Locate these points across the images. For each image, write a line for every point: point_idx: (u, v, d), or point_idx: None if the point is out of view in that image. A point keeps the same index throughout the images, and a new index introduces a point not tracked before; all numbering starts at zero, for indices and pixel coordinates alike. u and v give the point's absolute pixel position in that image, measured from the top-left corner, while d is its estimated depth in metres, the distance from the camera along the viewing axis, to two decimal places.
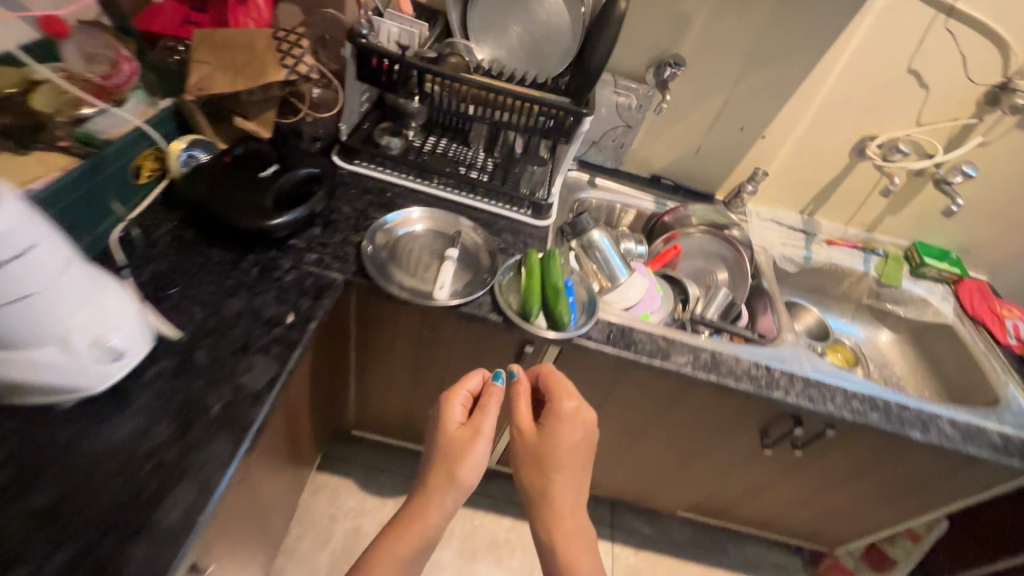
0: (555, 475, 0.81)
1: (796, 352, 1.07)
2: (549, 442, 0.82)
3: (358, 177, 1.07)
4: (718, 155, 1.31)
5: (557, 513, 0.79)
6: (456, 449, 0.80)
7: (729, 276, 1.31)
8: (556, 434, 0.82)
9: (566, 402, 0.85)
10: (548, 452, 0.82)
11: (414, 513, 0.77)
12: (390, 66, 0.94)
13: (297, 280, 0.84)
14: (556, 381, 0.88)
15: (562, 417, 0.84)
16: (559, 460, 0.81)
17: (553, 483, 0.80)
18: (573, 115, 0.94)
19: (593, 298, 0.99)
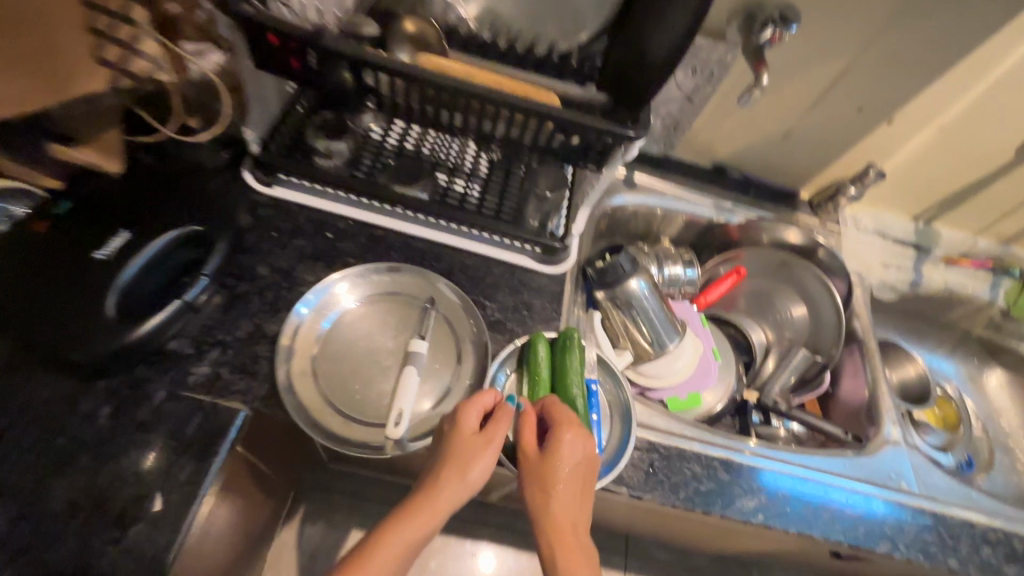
0: (558, 494, 0.55)
1: (902, 463, 0.78)
2: (553, 464, 0.56)
3: (284, 207, 0.72)
4: (814, 144, 0.91)
5: (561, 542, 0.55)
6: (453, 465, 0.55)
7: (807, 313, 0.95)
8: (560, 457, 0.56)
9: (569, 430, 0.58)
10: (553, 471, 0.56)
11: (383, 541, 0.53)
12: (299, 49, 0.55)
13: (174, 425, 0.55)
14: (559, 406, 0.60)
15: (569, 444, 0.57)
16: (566, 484, 0.56)
17: (556, 505, 0.55)
18: (608, 140, 0.57)
19: (625, 430, 0.67)
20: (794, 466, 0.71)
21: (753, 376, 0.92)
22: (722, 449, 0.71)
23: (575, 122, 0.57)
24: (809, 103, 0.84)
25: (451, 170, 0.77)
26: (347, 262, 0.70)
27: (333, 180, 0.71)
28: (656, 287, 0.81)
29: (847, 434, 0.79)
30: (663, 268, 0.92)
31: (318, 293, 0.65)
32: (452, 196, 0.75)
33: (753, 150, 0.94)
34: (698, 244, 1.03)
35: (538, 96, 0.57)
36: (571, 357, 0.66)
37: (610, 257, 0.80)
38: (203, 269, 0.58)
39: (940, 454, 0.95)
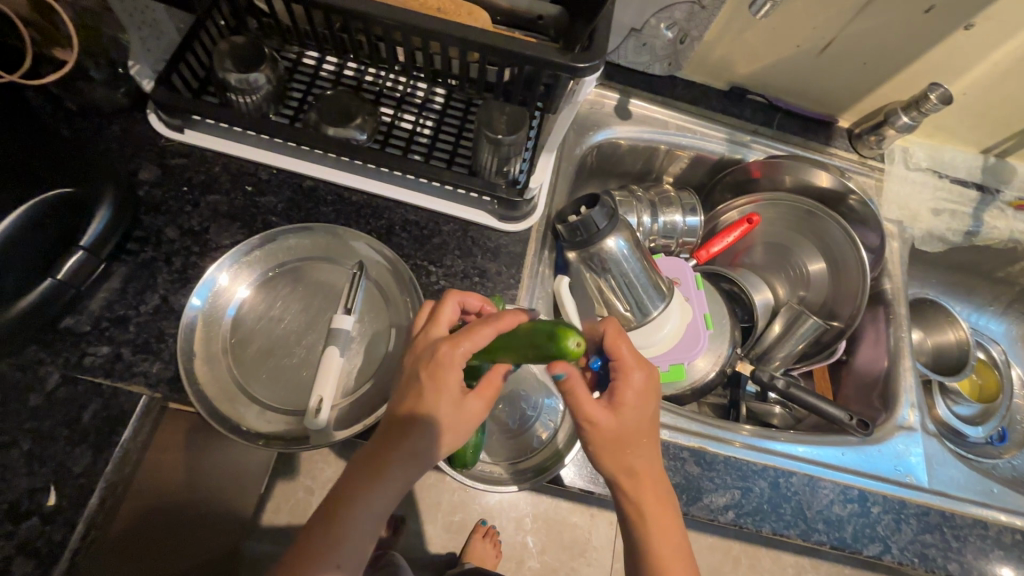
0: (627, 434, 0.50)
1: (909, 449, 0.68)
2: (627, 422, 0.50)
3: (198, 156, 0.62)
4: (863, 53, 0.72)
5: (642, 493, 0.51)
6: (459, 423, 0.49)
7: (827, 268, 0.81)
8: (627, 413, 0.50)
9: (639, 372, 0.51)
10: (627, 430, 0.50)
11: (388, 458, 0.47)
12: None
13: (68, 413, 0.50)
14: (615, 339, 0.52)
15: (640, 395, 0.51)
16: (641, 437, 0.51)
17: (634, 457, 0.50)
18: (562, 74, 0.44)
19: None
20: (778, 456, 0.63)
21: (751, 343, 0.80)
22: (696, 433, 0.62)
23: (505, 49, 0.43)
24: (855, 4, 0.65)
25: (397, 104, 0.65)
26: (269, 221, 0.61)
27: (243, 123, 0.58)
28: (639, 244, 0.68)
29: (851, 418, 0.67)
30: (658, 217, 0.77)
31: (210, 279, 0.56)
32: (397, 134, 0.63)
33: (784, 65, 0.77)
34: (706, 185, 0.87)
35: (456, 13, 0.44)
36: None
37: (584, 209, 0.65)
38: (79, 242, 0.52)
39: (969, 428, 0.83)
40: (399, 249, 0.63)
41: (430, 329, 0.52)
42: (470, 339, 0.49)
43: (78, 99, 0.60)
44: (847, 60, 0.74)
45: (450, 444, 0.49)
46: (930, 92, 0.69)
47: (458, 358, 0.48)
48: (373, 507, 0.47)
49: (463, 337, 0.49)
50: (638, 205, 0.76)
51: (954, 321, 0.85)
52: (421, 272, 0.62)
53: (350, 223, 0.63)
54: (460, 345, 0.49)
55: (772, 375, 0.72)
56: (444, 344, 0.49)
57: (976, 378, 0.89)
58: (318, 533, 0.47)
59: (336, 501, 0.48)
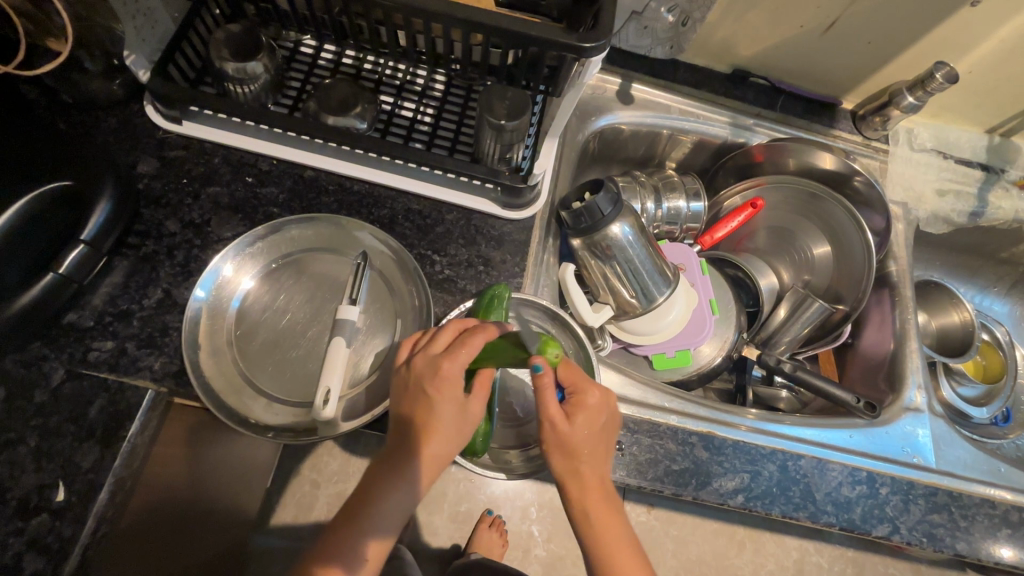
0: (577, 445, 0.51)
1: (916, 430, 0.68)
2: (573, 434, 0.51)
3: (197, 148, 0.62)
4: (867, 33, 0.72)
5: (588, 501, 0.51)
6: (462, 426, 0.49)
7: (832, 252, 0.81)
8: (579, 427, 0.51)
9: (593, 393, 0.52)
10: (578, 442, 0.51)
11: (399, 466, 0.48)
12: None
13: (75, 409, 0.50)
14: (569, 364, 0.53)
15: (592, 411, 0.52)
16: (588, 449, 0.52)
17: (583, 466, 0.51)
18: (565, 54, 0.43)
19: None
20: (786, 440, 0.63)
21: (757, 328, 0.80)
22: (703, 419, 0.62)
23: (508, 30, 0.42)
24: None
25: (397, 91, 0.64)
26: (271, 212, 0.61)
27: (242, 113, 0.57)
28: (644, 230, 0.68)
29: (858, 400, 0.67)
30: (662, 203, 0.77)
31: (213, 271, 0.55)
32: (398, 122, 0.63)
33: (787, 47, 0.76)
34: (708, 169, 0.87)
35: None
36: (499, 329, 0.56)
37: (588, 196, 0.64)
38: (80, 236, 0.51)
39: (973, 409, 0.83)
40: (401, 239, 0.62)
41: (428, 345, 0.51)
42: (466, 349, 0.49)
43: (75, 92, 0.59)
44: (851, 41, 0.73)
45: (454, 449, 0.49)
46: (936, 71, 0.68)
47: (456, 369, 0.48)
48: (388, 514, 0.48)
49: (459, 349, 0.49)
50: (642, 190, 0.76)
51: (959, 303, 0.85)
52: (424, 262, 0.62)
53: (353, 213, 0.62)
54: (457, 357, 0.48)
55: (778, 359, 0.71)
56: (444, 360, 0.48)
57: (980, 360, 0.89)
58: (340, 540, 0.48)
59: (350, 509, 0.49)
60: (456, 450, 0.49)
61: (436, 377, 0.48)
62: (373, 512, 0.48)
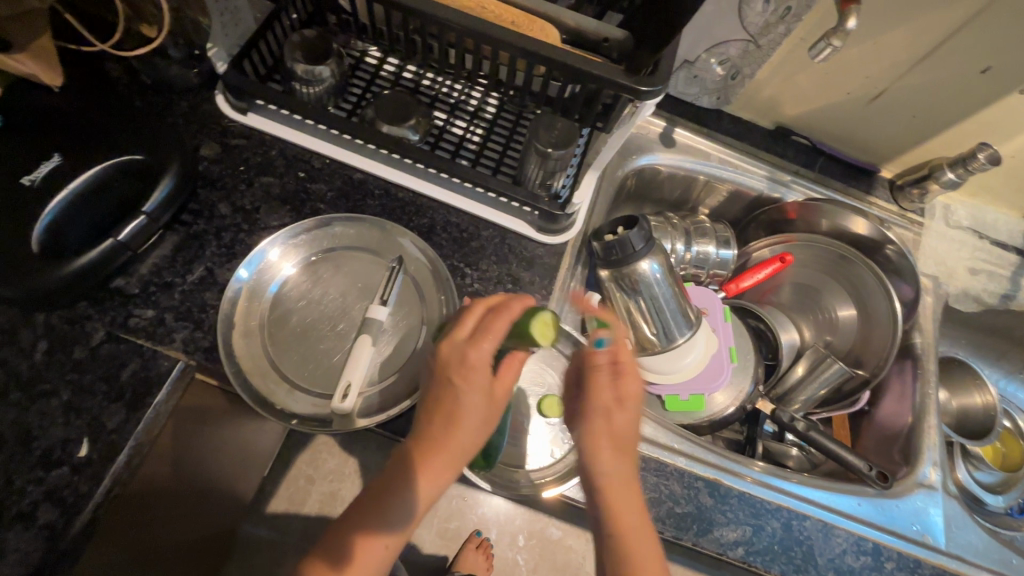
0: (599, 438, 0.51)
1: (927, 508, 0.67)
2: (596, 413, 0.52)
3: (258, 139, 0.65)
4: (912, 107, 0.73)
5: (605, 493, 0.50)
6: (498, 399, 0.52)
7: (857, 315, 0.81)
8: (612, 419, 0.51)
9: (634, 384, 0.53)
10: (614, 424, 0.51)
11: (442, 447, 0.50)
12: None
13: (108, 369, 0.52)
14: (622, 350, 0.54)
15: (621, 396, 0.52)
16: (608, 434, 0.51)
17: (598, 463, 0.50)
18: (619, 93, 0.46)
19: None
20: (793, 499, 0.62)
21: (773, 382, 0.80)
22: (713, 465, 0.62)
23: (570, 65, 0.45)
24: (911, 57, 0.66)
25: (450, 109, 0.67)
26: (317, 208, 0.63)
27: (305, 112, 0.61)
28: (672, 270, 0.69)
29: (870, 469, 0.66)
30: (691, 245, 0.78)
31: (259, 252, 0.58)
32: (448, 138, 0.65)
33: (830, 111, 0.78)
34: (740, 220, 0.88)
35: (528, 27, 0.45)
36: None
37: (621, 230, 0.66)
38: (142, 207, 0.53)
39: (989, 496, 0.81)
40: (437, 249, 0.64)
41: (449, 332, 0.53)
42: (491, 334, 0.51)
43: (154, 74, 0.63)
44: (896, 112, 0.74)
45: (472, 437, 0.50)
46: (980, 151, 0.70)
47: (482, 356, 0.50)
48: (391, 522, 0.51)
49: (485, 336, 0.51)
50: (674, 232, 0.77)
51: (983, 385, 0.84)
52: (457, 274, 0.64)
53: (394, 218, 0.64)
54: (482, 345, 0.51)
55: (792, 416, 0.71)
56: (469, 348, 0.50)
57: (1000, 446, 0.87)
58: (333, 542, 0.51)
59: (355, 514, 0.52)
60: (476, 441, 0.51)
61: (465, 365, 0.50)
62: (394, 503, 0.51)
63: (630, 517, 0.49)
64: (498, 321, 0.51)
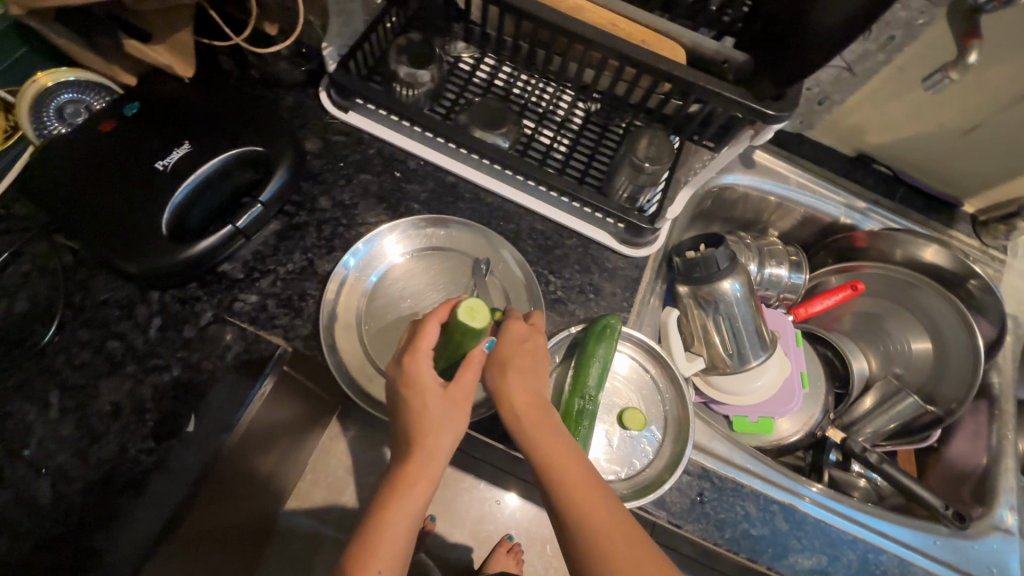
0: (515, 378, 0.51)
1: (1004, 552, 0.65)
2: (525, 394, 0.50)
3: (355, 137, 0.67)
4: (1005, 144, 0.72)
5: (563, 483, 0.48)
6: (458, 403, 0.50)
7: (933, 350, 0.79)
8: (512, 358, 0.51)
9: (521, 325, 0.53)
10: (506, 356, 0.51)
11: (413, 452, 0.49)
12: None
13: (214, 350, 0.54)
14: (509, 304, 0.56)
15: (516, 363, 0.51)
16: (539, 415, 0.50)
17: (542, 446, 0.49)
18: (741, 116, 0.47)
19: (679, 451, 0.59)
20: (868, 531, 0.61)
21: (841, 410, 0.79)
22: (789, 488, 0.61)
23: (696, 86, 0.46)
24: (1014, 94, 0.66)
25: (539, 119, 0.68)
26: (410, 207, 0.65)
27: (406, 115, 0.63)
28: (751, 291, 0.69)
29: (946, 506, 0.64)
30: (764, 268, 0.78)
31: (368, 243, 0.61)
32: (536, 147, 0.67)
33: (916, 142, 0.77)
34: (812, 245, 0.87)
35: (658, 46, 0.46)
36: (596, 357, 0.58)
37: (704, 248, 0.67)
38: (259, 197, 0.55)
39: None
40: (522, 255, 0.65)
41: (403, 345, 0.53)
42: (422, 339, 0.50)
43: (264, 70, 0.66)
44: (989, 148, 0.73)
45: (441, 437, 0.49)
46: None
47: (424, 361, 0.50)
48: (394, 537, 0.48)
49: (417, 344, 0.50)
50: (748, 252, 0.77)
51: None
52: (541, 280, 0.65)
53: (483, 222, 0.66)
54: (420, 346, 0.51)
55: (866, 448, 0.69)
56: (408, 358, 0.50)
57: None
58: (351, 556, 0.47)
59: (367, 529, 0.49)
60: (443, 443, 0.49)
61: (408, 366, 0.50)
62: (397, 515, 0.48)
63: (569, 467, 0.48)
64: (431, 321, 0.51)
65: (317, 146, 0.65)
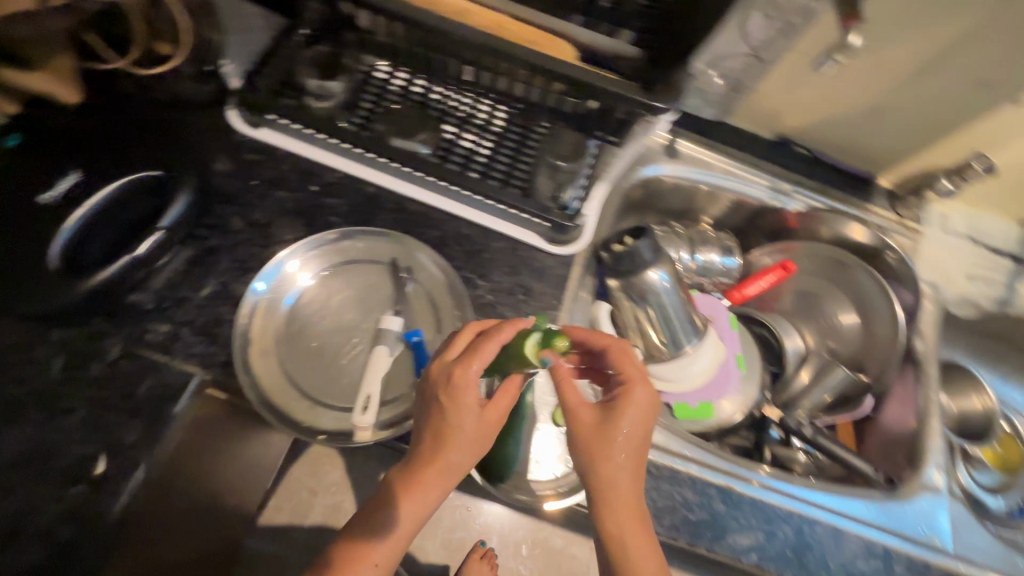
0: (626, 424, 0.52)
1: (935, 510, 0.68)
2: (619, 434, 0.52)
3: (269, 153, 0.65)
4: (909, 119, 0.75)
5: (616, 511, 0.51)
6: (490, 423, 0.52)
7: (861, 321, 0.82)
8: (621, 421, 0.52)
9: (643, 388, 0.54)
10: (620, 404, 0.53)
11: (430, 462, 0.50)
12: None
13: (124, 386, 0.52)
14: (629, 353, 0.56)
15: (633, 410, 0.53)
16: (621, 451, 0.52)
17: (606, 476, 0.51)
18: (636, 111, 0.47)
19: None
20: (805, 505, 0.63)
21: (779, 388, 0.81)
22: (725, 469, 0.62)
23: (588, 83, 0.46)
24: (910, 72, 0.68)
25: (460, 123, 0.66)
26: (330, 221, 0.63)
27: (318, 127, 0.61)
28: (680, 279, 0.70)
29: (873, 472, 0.68)
30: (696, 255, 0.79)
31: (276, 265, 0.59)
32: (458, 151, 0.65)
33: (830, 122, 0.79)
34: (744, 228, 0.89)
35: (546, 46, 0.46)
36: None
37: (630, 240, 0.67)
38: (157, 222, 0.53)
39: (991, 497, 0.82)
40: (449, 261, 0.65)
41: (443, 355, 0.54)
42: (479, 356, 0.51)
43: (166, 90, 0.64)
44: (895, 123, 0.76)
45: (463, 454, 0.50)
46: (974, 161, 0.72)
47: (469, 379, 0.51)
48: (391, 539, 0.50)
49: (472, 357, 0.51)
50: (679, 242, 0.78)
51: (982, 388, 0.85)
52: (469, 285, 0.64)
53: (407, 231, 0.65)
54: (470, 366, 0.51)
55: (800, 422, 0.72)
56: (456, 369, 0.51)
57: (999, 449, 0.86)
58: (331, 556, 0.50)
59: (355, 527, 0.51)
60: (467, 460, 0.51)
61: (454, 384, 0.51)
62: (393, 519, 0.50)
63: (627, 502, 0.51)
64: (490, 343, 0.51)
65: (228, 166, 0.63)
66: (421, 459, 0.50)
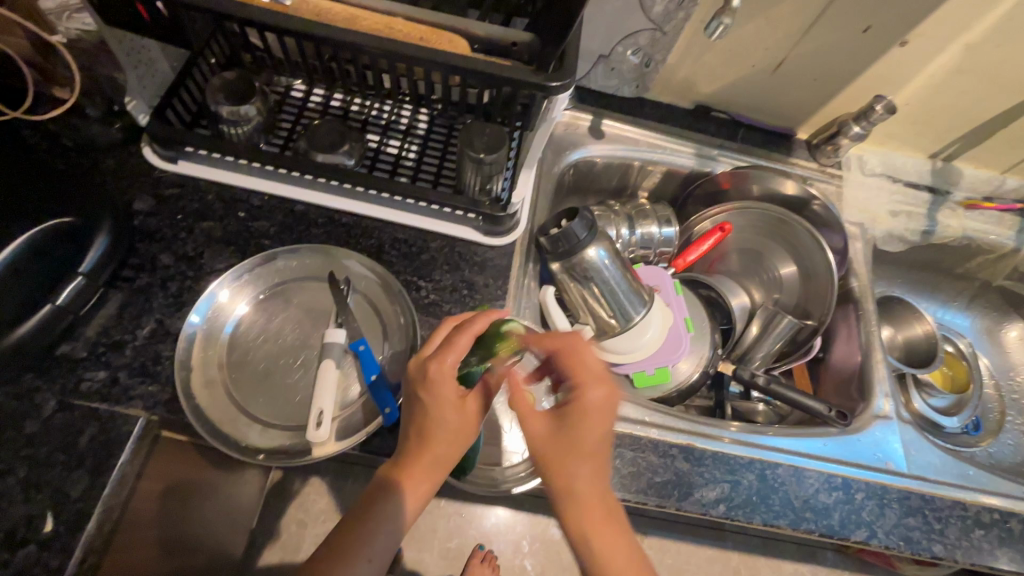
0: (586, 424, 0.48)
1: (886, 436, 0.71)
2: (579, 433, 0.48)
3: (192, 185, 0.65)
4: (811, 72, 0.79)
5: (587, 517, 0.47)
6: (473, 414, 0.50)
7: (799, 271, 0.85)
8: (579, 424, 0.48)
9: (600, 389, 0.49)
10: (579, 406, 0.49)
11: (415, 460, 0.49)
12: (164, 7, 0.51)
13: (65, 439, 0.50)
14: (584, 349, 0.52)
15: (595, 409, 0.48)
16: (583, 449, 0.48)
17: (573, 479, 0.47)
18: (538, 93, 0.49)
19: None
20: (764, 450, 0.65)
21: (732, 345, 0.83)
22: (684, 430, 0.65)
23: (483, 72, 0.47)
24: (799, 27, 0.72)
25: (383, 130, 0.68)
26: (262, 244, 0.63)
27: (237, 153, 0.61)
28: (620, 254, 0.72)
29: (830, 410, 0.70)
30: (635, 229, 0.81)
31: (210, 296, 0.59)
32: (384, 158, 0.66)
33: (740, 85, 0.83)
34: (678, 198, 0.91)
35: (437, 41, 0.47)
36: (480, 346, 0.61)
37: (565, 223, 0.69)
38: (78, 268, 0.54)
39: (945, 418, 0.86)
40: (388, 267, 0.65)
41: (422, 350, 0.53)
42: (454, 348, 0.50)
43: (75, 136, 0.63)
44: (799, 78, 0.80)
45: (443, 451, 0.49)
46: (877, 103, 0.75)
47: (449, 371, 0.50)
48: (379, 548, 0.48)
49: (447, 350, 0.50)
50: (616, 218, 0.80)
51: (921, 317, 0.90)
52: (410, 287, 0.65)
53: (341, 243, 0.65)
54: (447, 359, 0.50)
55: (753, 373, 0.74)
56: (432, 363, 0.50)
57: (947, 370, 0.93)
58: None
59: (333, 540, 0.48)
60: (451, 454, 0.49)
61: (429, 379, 0.49)
62: (378, 528, 0.48)
63: (595, 505, 0.47)
64: (465, 333, 0.51)
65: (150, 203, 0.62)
66: (405, 460, 0.49)
